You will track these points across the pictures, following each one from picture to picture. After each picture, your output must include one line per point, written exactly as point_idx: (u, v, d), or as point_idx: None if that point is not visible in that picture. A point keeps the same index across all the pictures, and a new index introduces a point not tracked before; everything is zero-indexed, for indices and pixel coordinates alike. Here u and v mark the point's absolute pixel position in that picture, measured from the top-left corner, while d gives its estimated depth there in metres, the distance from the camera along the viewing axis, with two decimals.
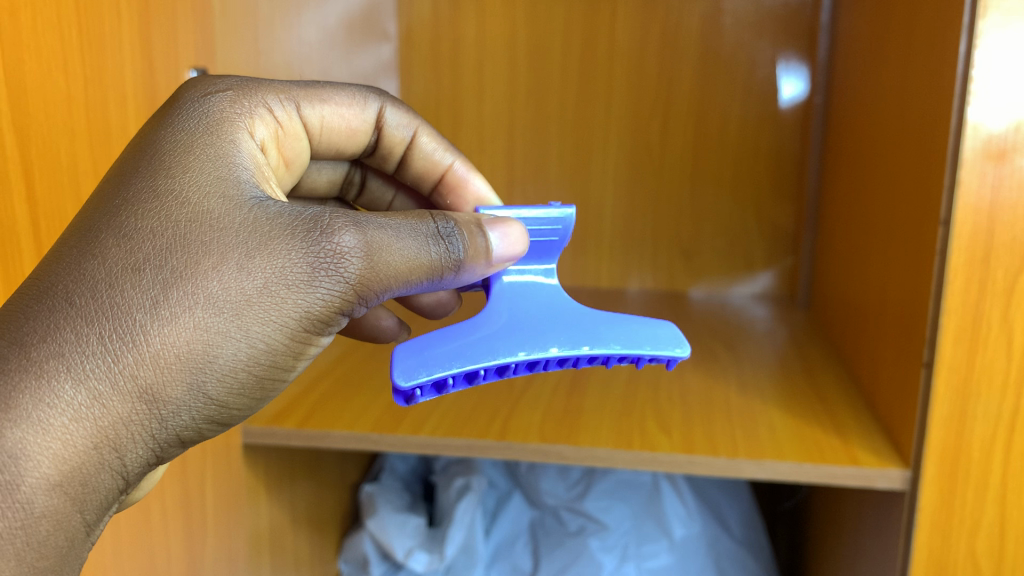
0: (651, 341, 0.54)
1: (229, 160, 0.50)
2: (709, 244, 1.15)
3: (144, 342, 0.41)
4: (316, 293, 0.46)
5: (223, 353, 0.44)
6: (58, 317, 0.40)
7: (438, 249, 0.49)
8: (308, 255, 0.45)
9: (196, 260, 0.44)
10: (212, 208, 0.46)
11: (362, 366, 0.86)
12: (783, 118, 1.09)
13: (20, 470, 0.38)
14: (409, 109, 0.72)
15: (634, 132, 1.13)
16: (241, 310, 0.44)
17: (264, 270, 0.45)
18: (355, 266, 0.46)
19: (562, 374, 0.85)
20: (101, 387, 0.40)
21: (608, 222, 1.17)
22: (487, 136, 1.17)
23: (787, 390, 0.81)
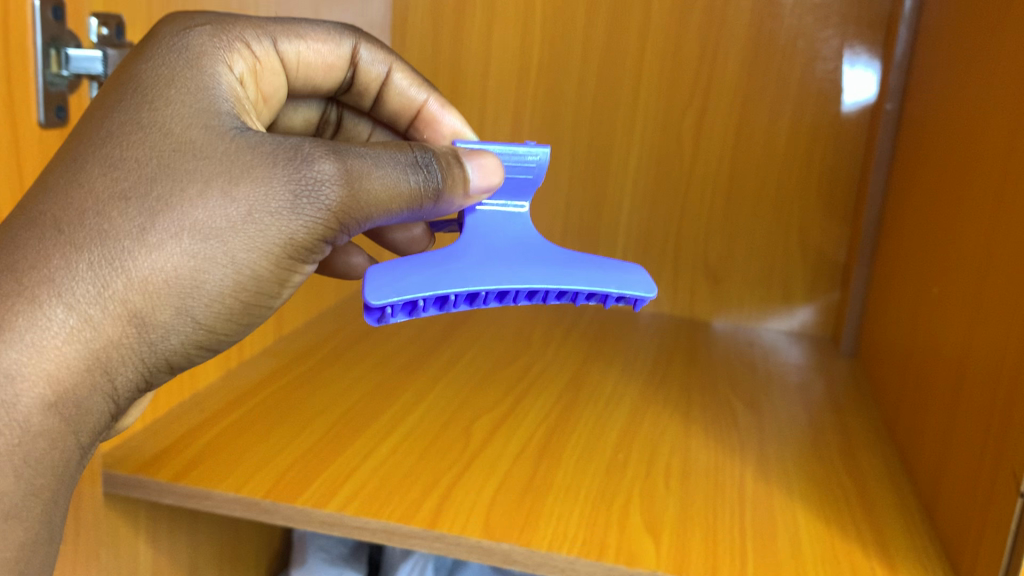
0: (611, 280, 0.55)
1: (213, 76, 0.47)
2: (741, 265, 0.96)
3: (132, 268, 0.42)
4: (297, 221, 0.45)
5: (209, 278, 0.44)
6: (48, 243, 0.41)
7: (416, 178, 0.48)
8: (288, 184, 0.45)
9: (181, 186, 0.43)
10: (199, 134, 0.44)
11: (291, 390, 0.69)
12: (844, 124, 0.90)
13: (16, 389, 0.40)
14: (385, 47, 0.62)
15: (663, 126, 0.94)
16: (227, 235, 0.44)
17: (249, 196, 0.44)
18: (334, 193, 0.45)
19: (539, 419, 0.67)
20: (94, 309, 0.41)
21: (623, 228, 0.98)
22: (492, 115, 0.99)
23: (819, 476, 0.63)
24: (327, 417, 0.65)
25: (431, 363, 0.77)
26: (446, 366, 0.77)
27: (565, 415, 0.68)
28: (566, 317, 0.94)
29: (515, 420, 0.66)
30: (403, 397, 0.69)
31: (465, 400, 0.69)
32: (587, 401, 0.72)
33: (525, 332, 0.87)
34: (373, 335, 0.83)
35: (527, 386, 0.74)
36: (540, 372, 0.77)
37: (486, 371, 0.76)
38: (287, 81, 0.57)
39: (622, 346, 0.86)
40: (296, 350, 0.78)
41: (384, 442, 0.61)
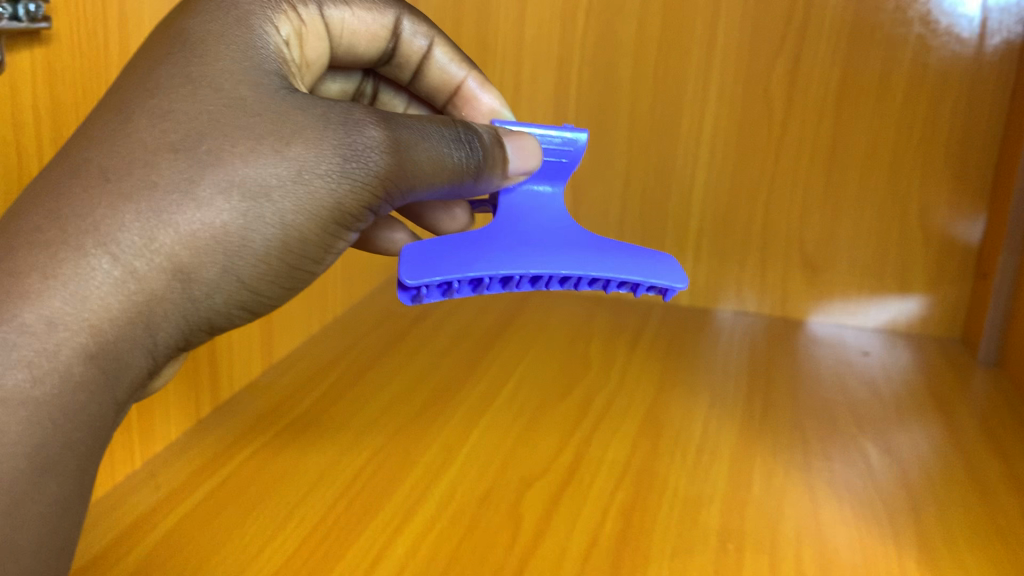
0: (638, 265, 0.43)
1: (263, 32, 0.38)
2: (845, 253, 0.77)
3: (182, 220, 0.32)
4: (352, 185, 0.35)
5: (256, 242, 0.34)
6: (80, 190, 0.31)
7: (460, 154, 0.39)
8: (342, 146, 0.35)
9: (234, 133, 0.33)
10: (252, 88, 0.35)
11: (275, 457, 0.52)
12: (982, 70, 0.70)
13: (42, 348, 0.30)
14: (428, 18, 0.51)
15: (746, 80, 0.75)
16: (279, 194, 0.34)
17: (306, 152, 0.34)
18: (387, 161, 0.36)
19: (610, 488, 0.49)
20: (141, 264, 0.32)
21: (695, 210, 0.79)
22: (531, 70, 0.79)
23: (1014, 569, 0.45)
24: (321, 501, 0.47)
25: (459, 404, 0.59)
26: (480, 404, 0.59)
27: (644, 482, 0.50)
28: (627, 321, 0.75)
29: (578, 491, 0.49)
30: (424, 461, 0.51)
31: (508, 462, 0.51)
32: (671, 454, 0.54)
33: (580, 347, 0.69)
34: (387, 361, 0.66)
35: (589, 435, 0.55)
36: (604, 410, 0.59)
37: (533, 411, 0.58)
38: (330, 51, 0.47)
39: (703, 362, 0.68)
40: (287, 387, 0.61)
41: (397, 543, 0.44)
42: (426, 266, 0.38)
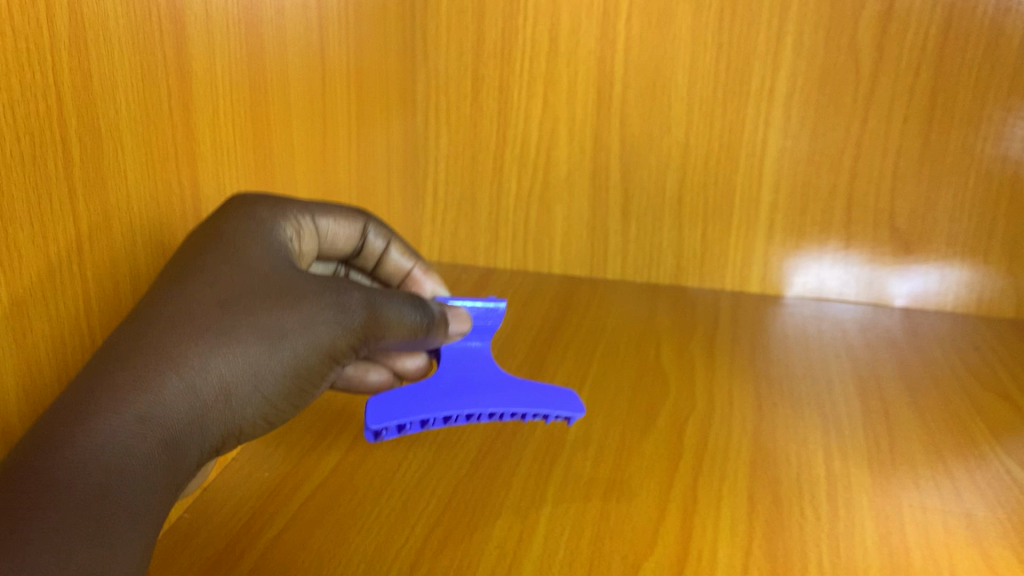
0: (538, 394, 0.41)
1: (270, 228, 0.38)
2: (945, 227, 0.66)
3: (228, 356, 0.33)
4: (343, 339, 0.36)
5: (272, 379, 0.34)
6: (141, 327, 0.32)
7: (425, 319, 0.39)
8: (341, 304, 0.36)
9: (263, 292, 0.35)
10: (274, 265, 0.36)
11: (306, 536, 0.40)
12: None
13: (127, 455, 0.30)
14: (386, 226, 0.46)
15: (829, 27, 0.62)
16: (291, 340, 0.34)
17: (317, 309, 0.35)
18: (374, 319, 0.37)
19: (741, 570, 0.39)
20: (201, 382, 0.32)
21: (767, 183, 0.67)
22: (569, 20, 0.65)
23: None
24: None
25: (523, 446, 0.48)
26: (548, 444, 0.48)
27: (778, 560, 0.39)
28: (695, 319, 0.64)
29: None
30: (496, 538, 0.41)
31: (603, 536, 0.41)
32: (800, 513, 0.43)
33: (649, 360, 0.58)
34: None
35: (693, 486, 0.44)
36: (700, 448, 0.48)
37: (615, 454, 0.47)
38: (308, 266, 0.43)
39: (799, 372, 0.57)
40: (305, 433, 0.49)
41: None
42: (388, 408, 0.38)
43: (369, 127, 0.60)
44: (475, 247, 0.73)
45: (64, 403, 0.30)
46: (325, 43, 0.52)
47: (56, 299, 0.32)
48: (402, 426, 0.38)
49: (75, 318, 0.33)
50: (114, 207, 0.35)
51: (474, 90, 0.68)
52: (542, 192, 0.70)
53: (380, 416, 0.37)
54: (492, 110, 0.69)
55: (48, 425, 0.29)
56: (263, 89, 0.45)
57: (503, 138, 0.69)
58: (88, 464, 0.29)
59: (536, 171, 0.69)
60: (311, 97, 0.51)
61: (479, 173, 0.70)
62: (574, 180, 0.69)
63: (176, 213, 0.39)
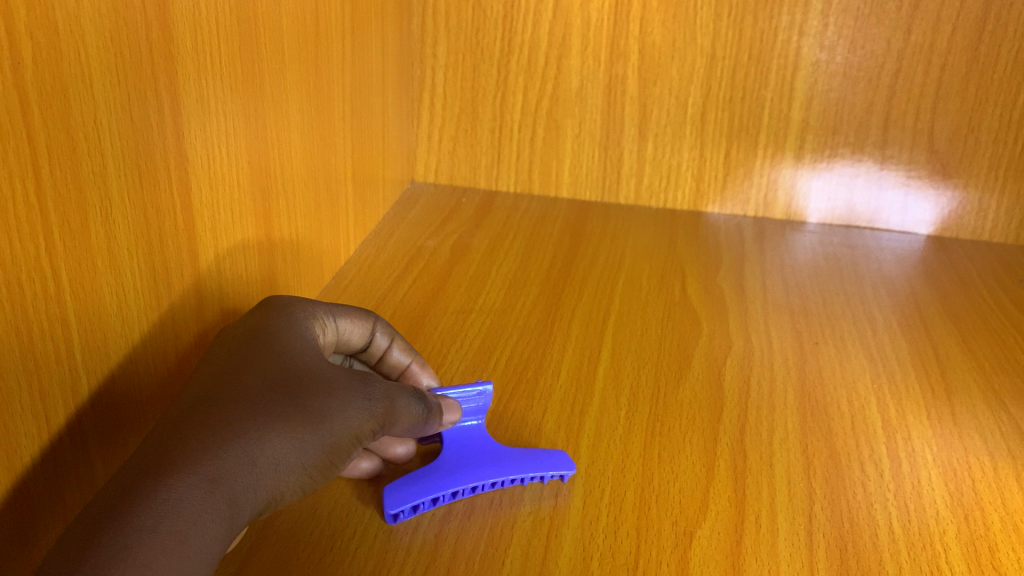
0: (520, 457, 0.37)
1: (305, 321, 0.35)
2: (991, 149, 0.60)
3: (279, 434, 0.28)
4: (381, 423, 0.31)
5: (330, 456, 0.30)
6: (198, 402, 0.29)
7: (425, 413, 0.34)
8: (378, 388, 0.32)
9: (305, 374, 0.31)
10: (312, 355, 0.32)
11: (312, 501, 0.35)
12: None
13: (187, 519, 0.26)
14: (382, 320, 0.39)
15: None
16: (344, 413, 0.30)
17: (356, 396, 0.31)
18: (395, 405, 0.32)
19: (803, 534, 0.35)
20: (258, 457, 0.28)
21: (799, 99, 0.61)
22: None
23: None
24: None
25: (549, 390, 0.43)
26: (576, 390, 0.43)
27: (845, 525, 0.35)
28: (719, 248, 0.59)
29: (762, 542, 0.34)
30: (530, 503, 0.36)
31: (648, 500, 0.36)
32: (861, 470, 0.39)
33: (677, 296, 0.53)
34: (435, 321, 0.49)
35: (743, 440, 0.40)
36: (743, 396, 0.43)
37: (651, 404, 0.42)
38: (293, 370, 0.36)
39: (838, 309, 0.52)
40: None
41: None
42: (404, 488, 0.35)
43: (364, 27, 0.53)
44: (476, 167, 0.67)
45: (125, 476, 0.26)
46: None
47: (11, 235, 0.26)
48: (420, 505, 0.35)
49: (35, 257, 0.27)
50: (78, 122, 0.28)
51: None
52: (551, 107, 0.64)
53: (396, 496, 0.35)
54: (497, 15, 0.62)
55: (106, 502, 0.26)
56: None
57: (508, 46, 0.62)
58: (153, 534, 0.25)
59: (545, 83, 0.63)
60: None
61: (481, 85, 0.64)
62: (586, 94, 0.63)
63: (154, 129, 0.32)
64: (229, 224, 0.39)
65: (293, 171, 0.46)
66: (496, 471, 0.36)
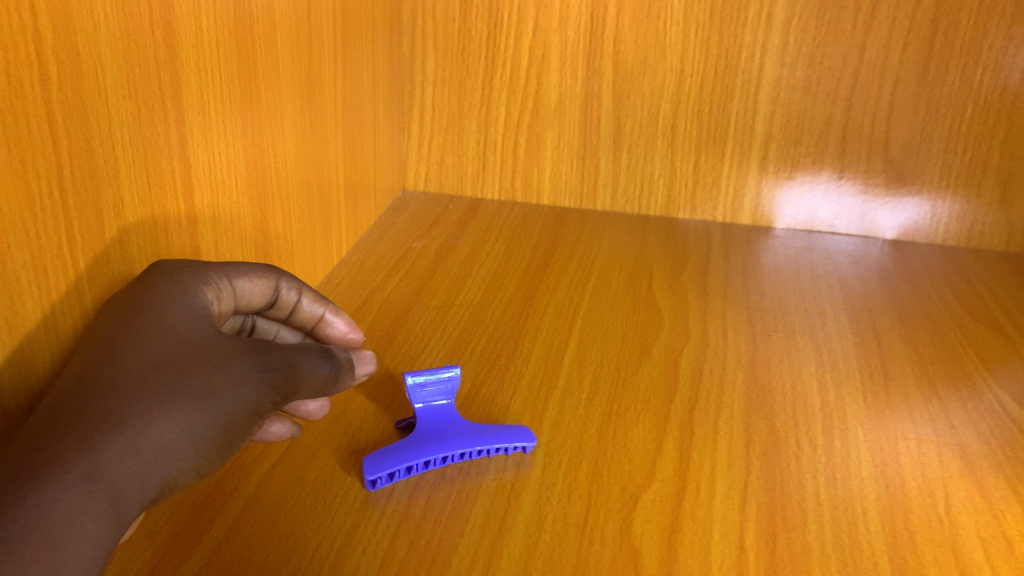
0: (490, 431, 0.41)
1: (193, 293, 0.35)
2: (942, 158, 0.64)
3: (167, 415, 0.29)
4: (273, 397, 0.33)
5: (219, 437, 0.31)
6: (74, 392, 0.29)
7: (330, 369, 0.36)
8: (271, 360, 0.33)
9: (193, 351, 0.32)
10: (197, 329, 0.33)
11: (301, 469, 0.40)
12: None
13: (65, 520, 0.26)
14: (288, 274, 0.40)
15: None
16: (233, 393, 0.31)
17: (248, 368, 0.32)
18: (293, 372, 0.34)
19: (736, 496, 0.39)
20: (143, 445, 0.29)
21: (762, 112, 0.65)
22: None
23: None
24: (374, 538, 0.36)
25: (519, 374, 0.47)
26: (543, 375, 0.47)
27: (776, 489, 0.40)
28: (688, 251, 0.64)
29: (699, 503, 0.38)
30: (495, 471, 0.40)
31: (602, 469, 0.40)
32: (796, 445, 0.43)
33: (642, 292, 0.57)
34: (417, 315, 0.53)
35: (692, 418, 0.44)
36: (696, 380, 0.47)
37: (610, 387, 0.47)
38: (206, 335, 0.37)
39: (793, 304, 0.56)
40: None
41: None
42: (382, 458, 0.39)
43: (355, 46, 0.58)
44: (463, 175, 0.71)
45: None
46: None
47: (38, 228, 0.31)
48: (395, 473, 0.39)
49: (57, 250, 0.32)
50: (95, 127, 0.33)
51: (462, 12, 0.66)
52: (532, 119, 0.68)
53: (374, 465, 0.39)
54: (481, 34, 0.66)
55: None
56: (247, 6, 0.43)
57: (492, 63, 0.67)
58: (29, 540, 0.26)
59: (527, 98, 0.68)
60: (295, 13, 0.48)
61: (468, 99, 0.68)
62: (565, 107, 0.67)
63: (160, 136, 0.37)
64: (227, 222, 0.44)
65: (287, 176, 0.50)
66: (467, 443, 0.40)
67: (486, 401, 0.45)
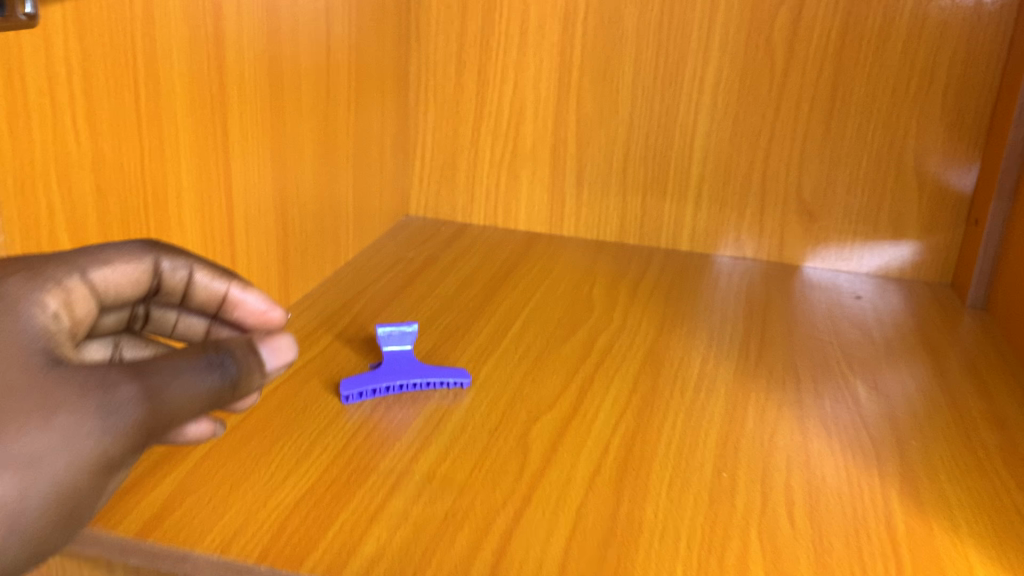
0: (436, 371, 0.56)
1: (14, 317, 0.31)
2: (843, 199, 0.78)
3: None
4: (108, 447, 0.29)
5: (39, 504, 0.28)
6: None
7: (222, 375, 0.32)
8: (108, 401, 0.29)
9: (7, 410, 0.28)
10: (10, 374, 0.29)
11: (296, 389, 0.55)
12: (981, 21, 0.71)
13: None
14: (183, 254, 0.40)
15: (748, 31, 0.75)
16: (52, 458, 0.28)
17: (76, 422, 0.29)
18: (150, 403, 0.30)
19: (612, 422, 0.53)
20: None
21: (696, 158, 0.80)
22: (537, 18, 0.79)
23: (984, 500, 0.48)
24: (342, 430, 0.51)
25: (470, 340, 0.62)
26: (488, 342, 0.62)
27: (643, 417, 0.53)
28: (630, 268, 0.78)
29: (582, 425, 0.52)
30: (437, 397, 0.55)
31: (516, 400, 0.54)
32: (669, 393, 0.56)
33: (581, 293, 0.71)
34: (399, 300, 0.68)
35: (595, 373, 0.58)
36: (605, 351, 0.61)
37: (537, 351, 0.61)
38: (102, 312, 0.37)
39: (703, 306, 0.70)
40: (305, 326, 0.63)
41: (414, 470, 0.47)
42: (353, 382, 0.54)
43: (367, 95, 0.74)
44: (455, 203, 0.87)
45: None
46: (331, 26, 0.66)
47: (124, 193, 0.46)
48: (362, 393, 0.54)
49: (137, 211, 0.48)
50: (166, 132, 0.49)
51: (457, 73, 0.82)
52: (511, 160, 0.84)
53: (347, 386, 0.54)
54: (472, 91, 0.83)
55: None
56: (279, 60, 0.59)
57: (480, 113, 0.83)
58: None
59: (507, 143, 0.83)
60: (316, 66, 0.65)
61: (460, 142, 0.84)
62: (538, 151, 0.83)
63: (209, 144, 0.53)
64: (256, 214, 0.60)
65: (305, 187, 0.66)
66: (418, 376, 0.55)
67: (439, 354, 0.60)
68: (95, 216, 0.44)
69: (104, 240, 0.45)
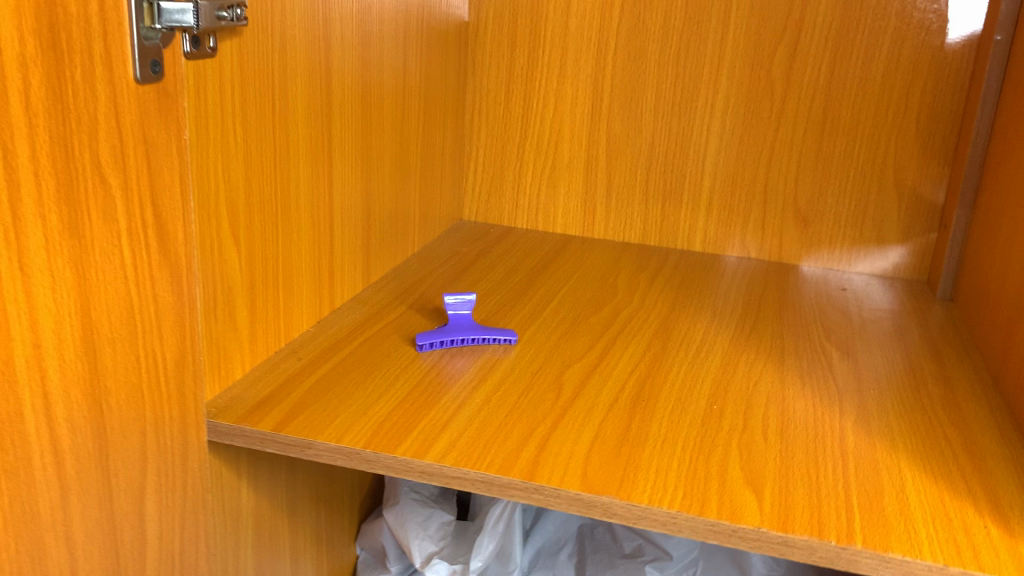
0: (489, 330, 0.70)
1: None
2: (833, 208, 0.92)
3: None
4: None
5: None
6: None
7: None
8: None
9: None
10: None
11: (380, 340, 0.69)
12: (946, 58, 0.85)
13: None
14: None
15: (752, 66, 0.90)
16: None
17: None
18: None
19: (628, 370, 0.67)
20: None
21: (708, 173, 0.94)
22: (574, 54, 0.94)
23: (920, 429, 0.61)
24: (417, 368, 0.65)
25: (516, 310, 0.76)
26: (530, 312, 0.76)
27: (654, 367, 0.67)
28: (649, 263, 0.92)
29: (604, 370, 0.66)
30: (489, 349, 0.69)
31: (553, 352, 0.69)
32: (676, 352, 0.70)
33: (608, 280, 0.86)
34: (456, 282, 0.83)
35: (617, 337, 0.72)
36: (625, 321, 0.76)
37: (570, 319, 0.75)
38: None
39: (709, 292, 0.84)
40: (383, 298, 0.78)
41: (475, 396, 0.61)
42: (426, 335, 0.69)
43: (432, 117, 0.90)
44: (501, 209, 1.01)
45: None
46: (408, 61, 0.82)
47: (263, 182, 0.61)
48: (433, 343, 0.68)
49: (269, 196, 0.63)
50: (291, 137, 0.64)
51: (506, 99, 0.98)
52: (551, 173, 0.99)
53: (422, 338, 0.68)
54: (518, 115, 0.98)
55: None
56: (368, 85, 0.75)
57: (524, 134, 0.98)
58: None
59: (547, 159, 0.98)
60: (395, 91, 0.80)
61: (507, 157, 0.99)
62: (573, 165, 0.98)
63: (319, 150, 0.68)
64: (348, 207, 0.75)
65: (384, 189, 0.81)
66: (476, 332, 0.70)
67: (491, 319, 0.74)
68: (244, 198, 0.59)
69: (250, 215, 0.60)
